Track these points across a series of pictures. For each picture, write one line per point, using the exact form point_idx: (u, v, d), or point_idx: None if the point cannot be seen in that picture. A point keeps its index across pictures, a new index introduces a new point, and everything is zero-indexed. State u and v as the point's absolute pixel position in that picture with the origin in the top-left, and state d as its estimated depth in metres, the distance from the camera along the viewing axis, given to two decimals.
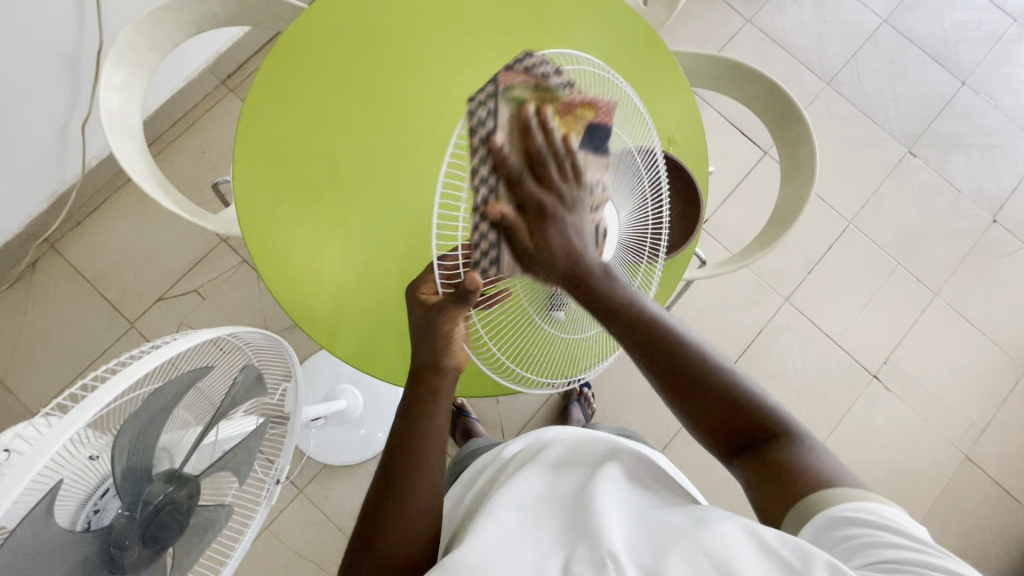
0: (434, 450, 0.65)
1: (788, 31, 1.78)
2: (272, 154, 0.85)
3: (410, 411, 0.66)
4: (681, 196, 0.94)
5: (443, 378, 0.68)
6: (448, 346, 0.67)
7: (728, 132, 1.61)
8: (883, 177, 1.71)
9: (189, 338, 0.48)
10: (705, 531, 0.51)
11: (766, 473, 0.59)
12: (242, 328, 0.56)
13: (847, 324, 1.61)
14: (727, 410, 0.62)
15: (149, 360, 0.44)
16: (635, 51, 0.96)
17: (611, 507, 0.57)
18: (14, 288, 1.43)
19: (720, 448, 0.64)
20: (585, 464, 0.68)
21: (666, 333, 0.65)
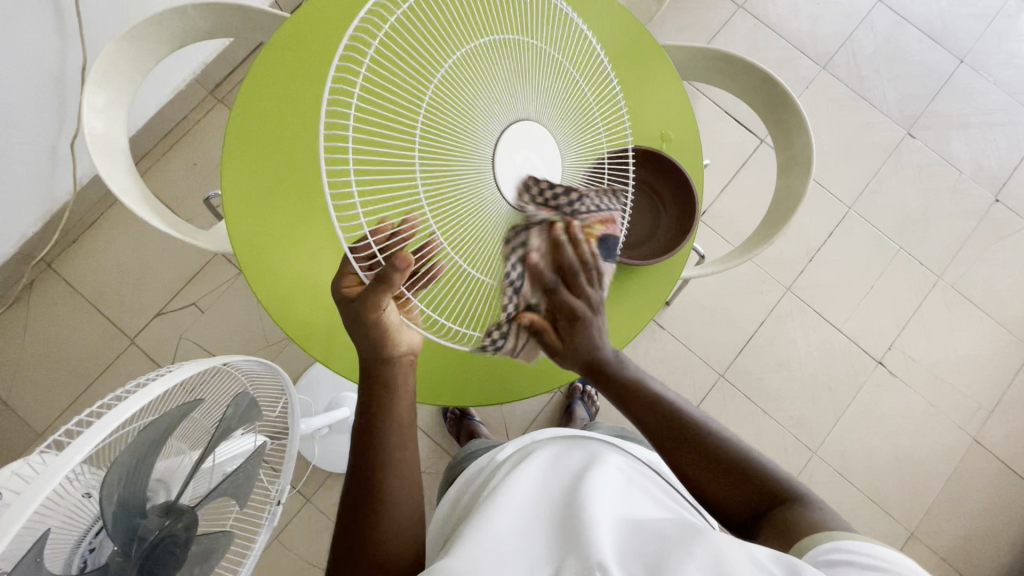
0: (407, 455, 0.65)
1: (781, 15, 1.75)
2: (261, 163, 0.84)
3: (370, 405, 0.65)
4: (674, 193, 0.91)
5: (395, 367, 0.66)
6: (385, 337, 0.64)
7: (723, 121, 1.59)
8: (882, 161, 1.68)
9: (184, 372, 0.47)
10: (697, 541, 0.51)
11: (782, 526, 0.60)
12: (236, 357, 0.55)
13: (851, 310, 1.59)
14: (724, 475, 0.65)
15: (145, 394, 0.43)
16: (623, 45, 0.94)
17: (603, 513, 0.56)
18: (12, 310, 1.43)
19: (736, 510, 0.65)
20: (575, 466, 0.67)
21: (664, 405, 0.70)
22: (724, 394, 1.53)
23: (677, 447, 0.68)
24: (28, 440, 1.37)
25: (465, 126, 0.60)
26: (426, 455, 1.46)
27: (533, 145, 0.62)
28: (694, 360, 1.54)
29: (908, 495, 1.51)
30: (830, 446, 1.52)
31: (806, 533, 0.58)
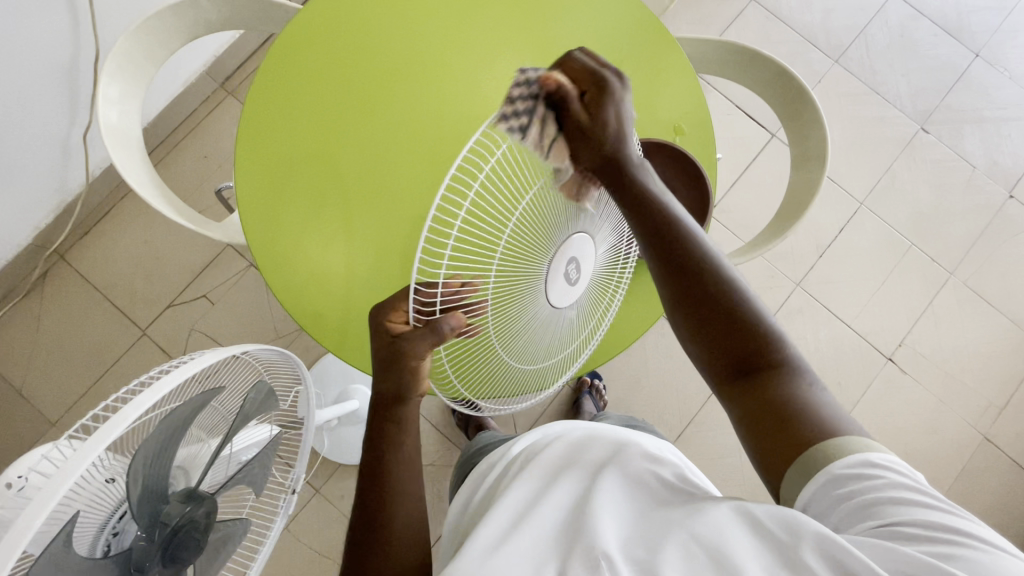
0: (415, 462, 0.64)
1: (794, 8, 1.73)
2: (276, 154, 0.84)
3: (378, 441, 0.62)
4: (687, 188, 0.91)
5: (407, 407, 0.62)
6: (414, 383, 0.60)
7: (733, 114, 1.58)
8: (895, 156, 1.67)
9: (207, 358, 0.47)
10: (699, 520, 0.51)
11: (778, 417, 0.53)
12: (257, 345, 0.55)
13: (860, 307, 1.59)
14: (723, 333, 0.58)
15: (165, 383, 0.43)
16: (635, 37, 0.94)
17: (611, 505, 0.56)
18: (26, 300, 1.44)
19: (727, 387, 0.58)
20: (591, 455, 0.67)
21: (677, 231, 0.61)
22: None
23: (690, 281, 0.59)
24: (42, 429, 1.39)
25: (537, 245, 0.60)
26: (434, 448, 1.46)
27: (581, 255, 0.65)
28: None
29: None
30: None
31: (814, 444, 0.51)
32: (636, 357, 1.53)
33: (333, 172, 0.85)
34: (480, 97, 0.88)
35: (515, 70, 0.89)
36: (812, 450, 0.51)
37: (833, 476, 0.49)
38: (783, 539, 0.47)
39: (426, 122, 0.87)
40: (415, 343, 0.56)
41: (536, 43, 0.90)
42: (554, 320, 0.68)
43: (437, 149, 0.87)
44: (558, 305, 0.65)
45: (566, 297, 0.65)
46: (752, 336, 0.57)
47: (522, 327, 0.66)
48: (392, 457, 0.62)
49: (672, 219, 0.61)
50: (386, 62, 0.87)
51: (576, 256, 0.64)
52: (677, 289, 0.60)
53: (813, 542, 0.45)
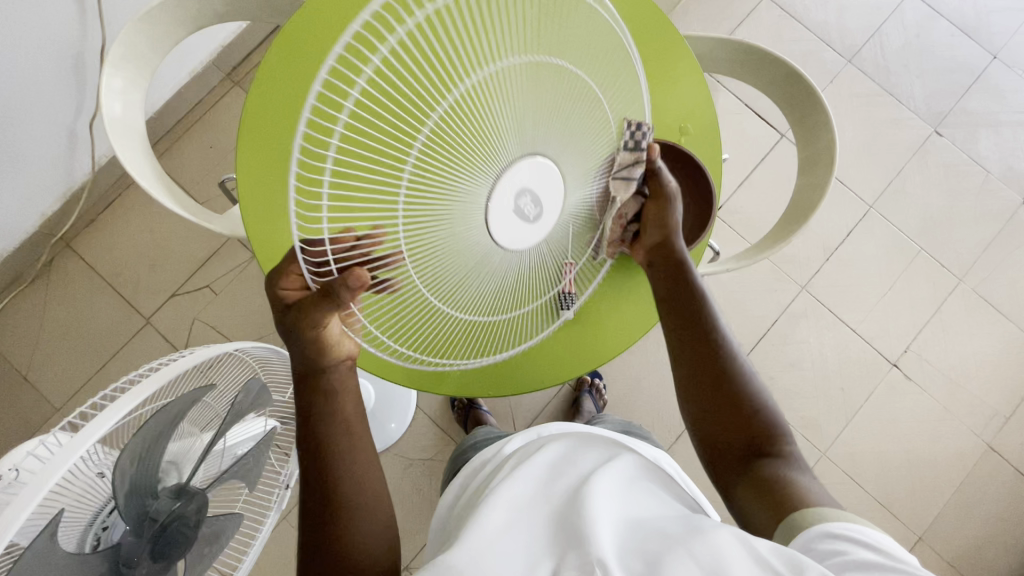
0: (358, 432, 0.64)
1: (808, 7, 1.70)
2: (279, 156, 0.83)
3: (307, 410, 0.63)
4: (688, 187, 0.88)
5: (332, 374, 0.64)
6: (325, 349, 0.61)
7: (743, 114, 1.56)
8: (906, 159, 1.64)
9: (200, 354, 0.47)
10: (699, 540, 0.51)
11: (766, 487, 0.65)
12: (250, 342, 0.55)
13: (866, 312, 1.57)
14: (724, 398, 0.70)
15: (156, 378, 0.43)
16: (643, 34, 0.92)
17: (603, 511, 0.56)
18: (32, 287, 1.45)
19: (725, 460, 0.70)
20: (585, 461, 0.67)
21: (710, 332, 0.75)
22: None
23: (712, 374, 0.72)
24: (47, 414, 1.40)
25: (468, 166, 0.55)
26: (432, 444, 1.47)
27: (528, 186, 0.60)
28: None
29: (917, 499, 1.49)
30: (840, 448, 1.50)
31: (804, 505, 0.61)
32: (636, 357, 1.53)
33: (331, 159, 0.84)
34: None
35: None
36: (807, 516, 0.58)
37: (829, 531, 0.55)
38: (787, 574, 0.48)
39: None
40: (313, 308, 0.57)
41: None
42: (496, 259, 0.62)
43: None
44: (498, 242, 0.61)
45: (506, 235, 0.60)
46: (747, 407, 0.70)
47: (456, 260, 0.60)
48: (331, 426, 0.62)
49: (709, 323, 0.75)
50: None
51: (522, 186, 0.59)
52: (697, 375, 0.73)
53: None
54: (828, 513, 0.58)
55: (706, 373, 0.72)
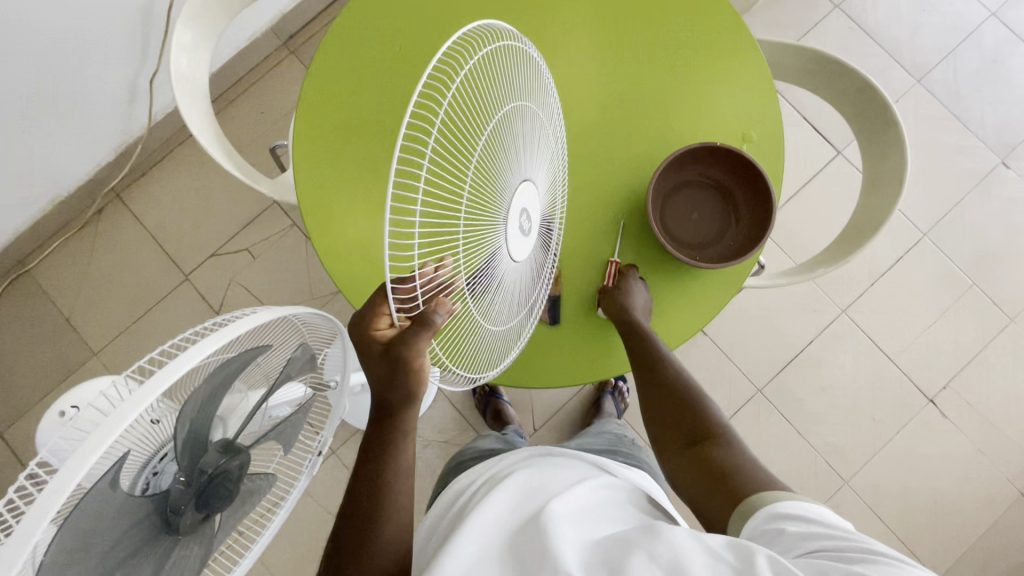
0: (410, 471, 0.65)
1: (880, 21, 1.64)
2: (331, 125, 0.87)
3: (374, 445, 0.63)
4: (743, 185, 0.85)
5: (409, 411, 0.63)
6: (415, 382, 0.59)
7: (800, 126, 1.51)
8: (968, 189, 1.57)
9: (268, 312, 0.48)
10: (653, 538, 0.51)
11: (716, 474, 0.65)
12: (311, 307, 0.56)
13: (908, 342, 1.51)
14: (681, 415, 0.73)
15: (220, 336, 0.42)
16: (709, 29, 0.90)
17: (562, 532, 0.55)
18: (82, 232, 1.50)
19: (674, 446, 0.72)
20: (546, 485, 0.66)
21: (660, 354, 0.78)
22: (759, 409, 1.48)
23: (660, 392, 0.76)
24: (84, 356, 1.45)
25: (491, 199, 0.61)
26: (450, 427, 1.47)
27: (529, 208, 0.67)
28: (735, 372, 1.49)
29: (939, 540, 1.44)
30: (863, 478, 1.46)
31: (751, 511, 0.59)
32: None
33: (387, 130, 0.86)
34: None
35: (580, 59, 0.90)
36: (748, 501, 0.60)
37: (771, 513, 0.57)
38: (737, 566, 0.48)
39: None
40: (403, 339, 0.54)
41: (601, 32, 0.90)
42: (513, 272, 0.67)
43: None
44: (517, 256, 0.66)
45: (518, 248, 0.66)
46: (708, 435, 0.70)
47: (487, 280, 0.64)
48: (390, 465, 0.63)
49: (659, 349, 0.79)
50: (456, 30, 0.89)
51: (524, 201, 0.66)
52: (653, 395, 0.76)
53: (766, 560, 0.48)
54: (768, 494, 0.59)
55: (667, 417, 0.75)
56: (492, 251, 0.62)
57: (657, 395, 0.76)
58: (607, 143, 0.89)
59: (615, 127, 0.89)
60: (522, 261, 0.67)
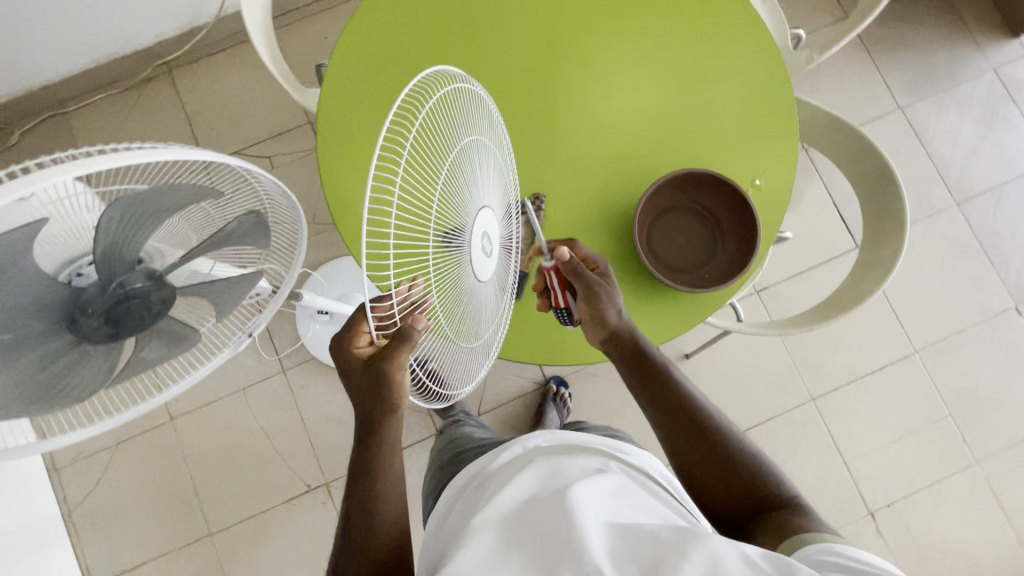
0: (398, 476, 0.70)
1: (938, 135, 1.63)
2: (374, 47, 0.90)
3: (364, 466, 0.69)
4: (734, 225, 0.86)
5: (389, 423, 0.69)
6: (393, 395, 0.65)
7: (825, 209, 1.51)
8: (973, 322, 1.55)
9: (229, 158, 0.49)
10: (692, 545, 0.52)
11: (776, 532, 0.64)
12: (281, 180, 0.57)
13: (866, 450, 1.49)
14: (727, 470, 0.69)
15: (168, 150, 0.46)
16: (759, 77, 0.92)
17: (591, 523, 0.55)
18: (124, 93, 1.56)
19: (722, 503, 0.69)
20: (571, 470, 0.65)
21: (684, 402, 0.74)
22: None
23: (687, 430, 0.72)
24: None
25: (454, 221, 0.64)
26: None
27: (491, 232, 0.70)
28: None
29: None
30: None
31: (803, 532, 0.61)
32: (621, 393, 1.51)
33: (416, 66, 0.90)
34: (578, 73, 0.91)
35: (626, 63, 0.92)
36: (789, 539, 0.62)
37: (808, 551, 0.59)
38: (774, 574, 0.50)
39: (514, 62, 0.91)
40: (384, 354, 0.60)
41: (651, 44, 0.92)
42: (478, 293, 0.69)
43: (510, 92, 0.90)
44: (484, 277, 0.69)
45: (484, 270, 0.69)
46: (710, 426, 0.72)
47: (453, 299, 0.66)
48: (376, 477, 0.69)
49: (677, 388, 0.75)
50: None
51: (486, 226, 0.69)
52: (671, 438, 0.73)
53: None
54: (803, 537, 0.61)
55: (668, 413, 0.74)
56: (461, 271, 0.65)
57: (682, 431, 0.73)
58: (623, 147, 0.91)
59: (634, 134, 0.91)
60: (486, 284, 0.70)
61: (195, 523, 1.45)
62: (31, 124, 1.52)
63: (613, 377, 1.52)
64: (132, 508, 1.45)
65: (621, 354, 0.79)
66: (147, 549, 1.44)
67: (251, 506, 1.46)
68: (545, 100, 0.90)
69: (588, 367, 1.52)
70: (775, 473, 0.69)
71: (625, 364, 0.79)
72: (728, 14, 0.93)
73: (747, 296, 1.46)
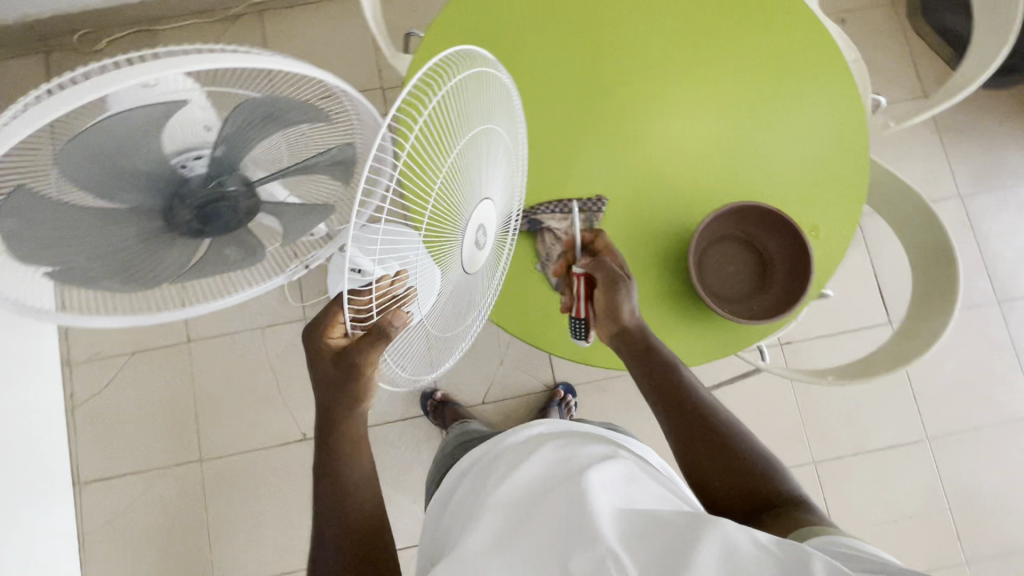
0: (366, 467, 0.71)
1: (992, 230, 1.62)
2: (473, 25, 0.93)
3: (333, 461, 0.69)
4: (783, 254, 0.86)
5: (355, 417, 0.71)
6: (362, 389, 0.69)
7: (865, 278, 1.51)
8: (991, 421, 1.53)
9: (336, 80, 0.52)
10: (707, 528, 0.52)
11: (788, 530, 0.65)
12: (384, 119, 0.59)
13: (857, 524, 1.47)
14: (740, 472, 0.71)
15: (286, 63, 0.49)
16: (835, 126, 0.94)
17: (603, 506, 0.56)
18: (213, 24, 1.61)
19: (732, 504, 0.70)
20: (584, 454, 0.66)
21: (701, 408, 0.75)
22: None
23: (702, 435, 0.74)
24: None
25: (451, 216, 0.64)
26: None
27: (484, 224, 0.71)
28: None
29: None
30: None
31: (811, 526, 0.63)
32: (626, 413, 1.51)
33: (501, 41, 0.93)
34: (662, 89, 0.93)
35: (710, 88, 0.93)
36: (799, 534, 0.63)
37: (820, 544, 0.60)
38: (785, 560, 0.50)
39: (603, 66, 0.93)
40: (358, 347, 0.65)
41: (738, 73, 0.94)
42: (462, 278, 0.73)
43: (593, 94, 0.92)
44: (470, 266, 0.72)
45: (472, 259, 0.71)
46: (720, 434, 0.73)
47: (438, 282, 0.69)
48: (345, 468, 0.69)
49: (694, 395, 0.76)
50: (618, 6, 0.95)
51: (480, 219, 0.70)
52: (686, 445, 0.74)
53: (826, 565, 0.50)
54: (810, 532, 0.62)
55: (675, 414, 0.76)
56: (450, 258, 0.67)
57: (695, 435, 0.74)
58: (692, 168, 0.92)
59: (705, 156, 0.92)
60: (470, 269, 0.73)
61: (188, 446, 1.47)
62: (121, 35, 1.58)
63: (621, 396, 1.52)
64: (132, 419, 1.48)
65: (633, 355, 0.79)
66: (138, 460, 1.47)
67: (245, 442, 1.48)
68: (626, 108, 0.92)
69: (599, 381, 1.53)
70: (785, 476, 0.71)
71: (638, 366, 0.79)
72: (817, 58, 0.95)
73: (770, 346, 1.46)
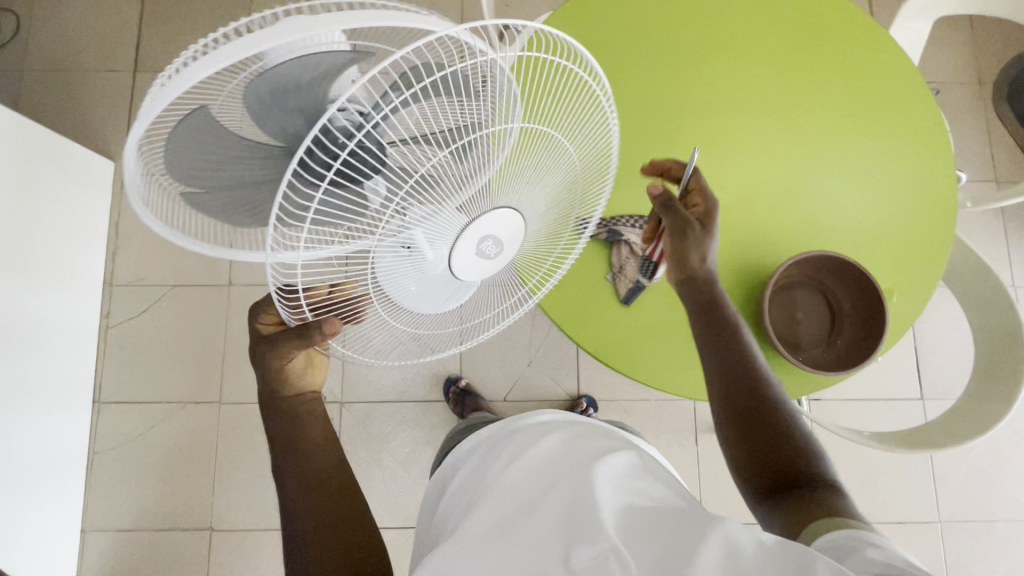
0: (318, 442, 0.72)
1: None
2: (584, 30, 0.93)
3: (283, 434, 0.71)
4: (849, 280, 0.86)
5: (297, 399, 0.73)
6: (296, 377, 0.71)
7: (904, 351, 1.49)
8: (1005, 517, 1.50)
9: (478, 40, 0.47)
10: (711, 531, 0.52)
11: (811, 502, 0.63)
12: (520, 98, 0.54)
13: None
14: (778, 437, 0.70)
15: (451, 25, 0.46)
16: (923, 189, 0.94)
17: (606, 499, 0.56)
18: None
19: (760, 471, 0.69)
20: (594, 447, 0.67)
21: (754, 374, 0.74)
22: None
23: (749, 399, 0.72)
24: None
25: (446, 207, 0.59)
26: None
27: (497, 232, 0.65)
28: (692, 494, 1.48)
29: None
30: None
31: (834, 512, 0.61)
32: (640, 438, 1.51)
33: (608, 51, 0.93)
34: (760, 125, 0.93)
35: (808, 131, 0.93)
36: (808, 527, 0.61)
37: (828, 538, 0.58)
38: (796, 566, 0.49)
39: (708, 94, 0.93)
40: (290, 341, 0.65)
41: (838, 122, 0.94)
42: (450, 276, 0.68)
43: (693, 119, 0.92)
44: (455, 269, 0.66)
45: (460, 263, 0.65)
46: (767, 406, 0.72)
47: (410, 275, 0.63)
48: (295, 443, 0.71)
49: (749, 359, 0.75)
50: (729, 38, 0.95)
51: (492, 227, 0.64)
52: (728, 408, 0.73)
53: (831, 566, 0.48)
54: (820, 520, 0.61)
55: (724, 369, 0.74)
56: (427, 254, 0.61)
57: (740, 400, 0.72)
58: (779, 207, 0.92)
59: (793, 197, 0.92)
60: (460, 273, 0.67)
61: (207, 387, 1.49)
62: None
63: (639, 420, 1.51)
64: (157, 350, 1.50)
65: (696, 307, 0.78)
66: (157, 391, 1.48)
67: None
68: (723, 137, 0.92)
69: (620, 401, 1.53)
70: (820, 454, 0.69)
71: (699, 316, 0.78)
72: (916, 120, 0.95)
73: None
